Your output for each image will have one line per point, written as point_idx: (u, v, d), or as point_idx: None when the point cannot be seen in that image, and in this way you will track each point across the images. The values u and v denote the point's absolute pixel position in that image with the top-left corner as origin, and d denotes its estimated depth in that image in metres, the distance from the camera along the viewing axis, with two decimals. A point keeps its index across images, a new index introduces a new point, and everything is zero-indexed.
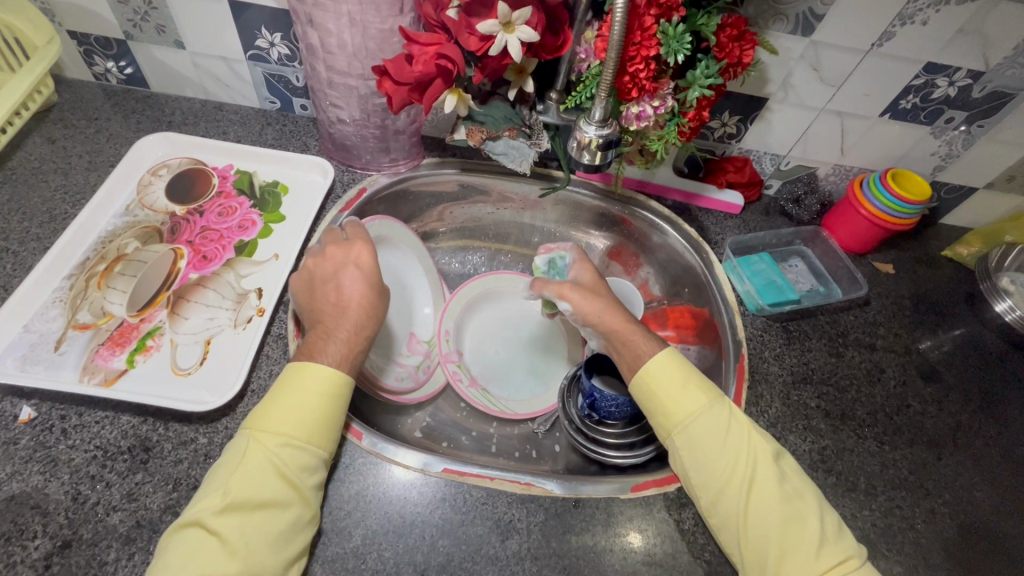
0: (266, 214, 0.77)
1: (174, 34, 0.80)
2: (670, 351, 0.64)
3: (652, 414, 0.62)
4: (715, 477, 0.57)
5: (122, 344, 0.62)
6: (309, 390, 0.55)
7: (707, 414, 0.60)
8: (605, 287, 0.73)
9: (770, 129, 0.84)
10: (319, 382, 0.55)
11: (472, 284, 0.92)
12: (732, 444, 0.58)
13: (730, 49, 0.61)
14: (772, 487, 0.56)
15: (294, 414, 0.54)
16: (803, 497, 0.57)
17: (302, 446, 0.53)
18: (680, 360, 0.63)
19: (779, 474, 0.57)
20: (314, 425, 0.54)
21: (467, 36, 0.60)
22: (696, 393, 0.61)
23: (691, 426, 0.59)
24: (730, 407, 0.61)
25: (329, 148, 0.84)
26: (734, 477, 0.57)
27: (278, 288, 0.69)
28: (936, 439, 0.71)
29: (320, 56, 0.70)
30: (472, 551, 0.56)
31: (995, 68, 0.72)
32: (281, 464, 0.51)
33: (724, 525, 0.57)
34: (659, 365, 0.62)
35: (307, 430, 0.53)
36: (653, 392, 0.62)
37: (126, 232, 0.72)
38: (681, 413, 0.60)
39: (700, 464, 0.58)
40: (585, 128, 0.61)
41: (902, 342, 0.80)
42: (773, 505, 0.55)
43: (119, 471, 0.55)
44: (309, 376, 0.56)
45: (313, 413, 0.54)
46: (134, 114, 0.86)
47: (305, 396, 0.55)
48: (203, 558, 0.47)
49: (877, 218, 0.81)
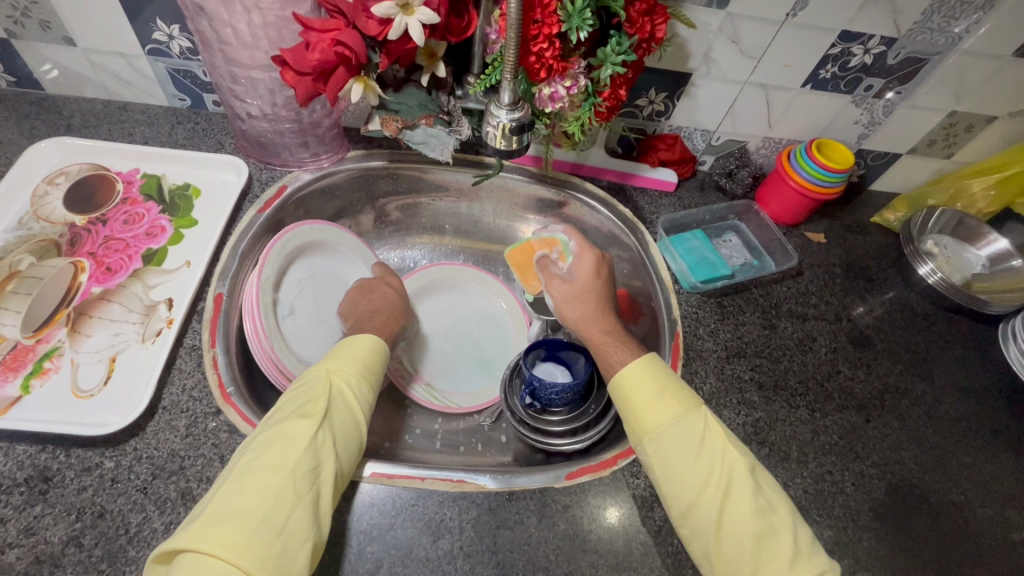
0: (177, 219, 0.72)
1: (61, 29, 0.74)
2: (647, 360, 0.63)
3: (631, 417, 0.60)
4: (687, 488, 0.55)
5: (16, 368, 0.58)
6: (345, 398, 0.57)
7: (682, 422, 0.58)
8: (593, 288, 0.72)
9: (697, 105, 0.83)
10: (356, 391, 0.58)
11: (417, 275, 0.89)
12: (711, 451, 0.56)
13: (641, 24, 0.60)
14: (750, 499, 0.54)
15: (338, 416, 0.55)
16: (783, 510, 0.54)
17: (339, 446, 0.53)
18: (656, 367, 0.62)
19: (758, 486, 0.55)
20: (349, 429, 0.55)
21: (365, 19, 0.57)
22: (678, 395, 0.60)
23: (668, 431, 0.58)
24: (712, 415, 0.59)
25: (245, 145, 0.80)
26: (709, 486, 0.54)
27: (189, 297, 0.65)
28: (865, 403, 0.73)
29: (216, 47, 0.66)
30: (402, 554, 0.54)
31: (907, 34, 0.73)
32: (321, 459, 0.51)
33: (698, 537, 0.54)
34: (635, 373, 0.62)
35: (343, 433, 0.54)
36: (633, 393, 0.61)
37: (18, 247, 0.66)
38: (659, 417, 0.58)
39: (674, 474, 0.56)
40: (496, 113, 0.59)
41: (833, 309, 0.82)
42: (750, 519, 0.53)
43: (15, 504, 0.51)
44: (345, 384, 0.58)
45: (347, 419, 0.55)
46: (27, 119, 0.80)
47: (340, 402, 0.56)
48: (224, 545, 0.43)
49: (806, 188, 0.81)
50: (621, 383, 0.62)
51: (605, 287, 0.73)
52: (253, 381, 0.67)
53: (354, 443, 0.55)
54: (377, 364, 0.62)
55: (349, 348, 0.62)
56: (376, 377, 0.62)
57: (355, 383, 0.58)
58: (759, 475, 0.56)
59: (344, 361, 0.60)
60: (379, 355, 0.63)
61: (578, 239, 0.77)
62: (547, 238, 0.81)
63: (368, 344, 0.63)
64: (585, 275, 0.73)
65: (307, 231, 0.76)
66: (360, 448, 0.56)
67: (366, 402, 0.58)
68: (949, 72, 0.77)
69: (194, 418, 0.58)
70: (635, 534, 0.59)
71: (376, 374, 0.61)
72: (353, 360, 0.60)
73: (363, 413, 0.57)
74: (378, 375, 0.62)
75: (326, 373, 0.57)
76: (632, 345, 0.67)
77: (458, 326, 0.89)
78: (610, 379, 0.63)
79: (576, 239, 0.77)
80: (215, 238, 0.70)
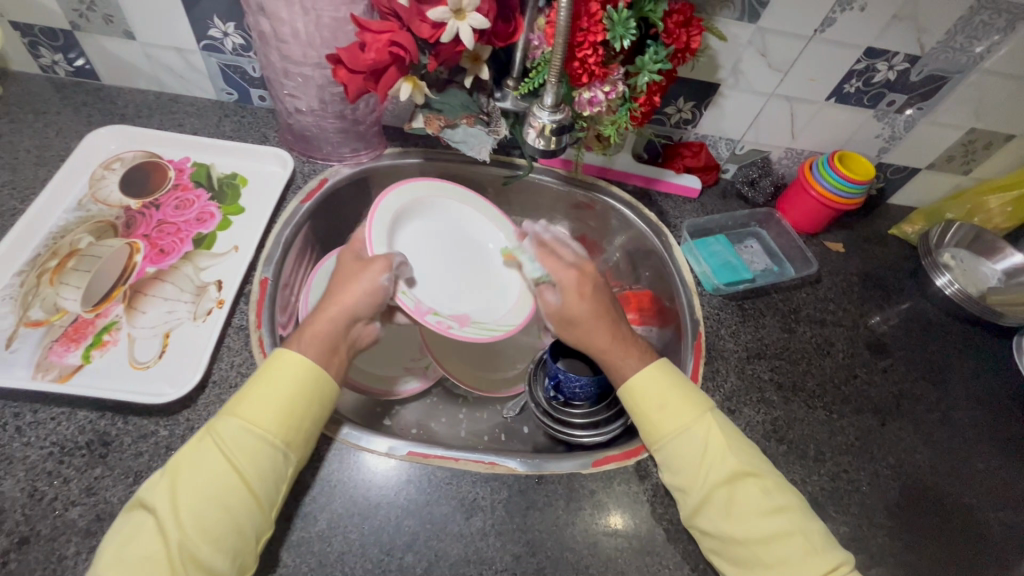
0: (225, 206, 0.76)
1: (123, 24, 0.78)
2: (658, 364, 0.65)
3: (642, 425, 0.63)
4: (694, 493, 0.58)
5: (77, 339, 0.62)
6: (218, 451, 0.51)
7: (694, 424, 0.61)
8: (586, 297, 0.69)
9: (723, 114, 0.86)
10: (232, 441, 0.52)
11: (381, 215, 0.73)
12: (715, 463, 0.59)
13: (678, 35, 0.63)
14: (758, 503, 0.56)
15: (204, 478, 0.49)
16: (793, 513, 0.56)
17: (192, 515, 0.48)
18: (669, 371, 0.65)
19: (765, 492, 0.57)
20: (212, 489, 0.49)
21: (419, 23, 0.60)
22: (681, 406, 0.62)
23: (675, 441, 0.60)
24: (715, 426, 0.61)
25: (289, 139, 0.83)
26: (713, 494, 0.57)
27: (238, 279, 0.69)
28: (881, 407, 0.76)
29: (273, 45, 0.69)
30: (437, 530, 0.57)
31: (930, 52, 0.76)
32: (162, 538, 0.47)
33: (707, 538, 0.57)
34: (649, 375, 0.64)
35: (200, 499, 0.49)
36: (640, 402, 0.63)
37: (78, 227, 0.70)
38: (665, 427, 0.61)
39: (680, 481, 0.59)
40: (539, 114, 0.62)
41: (851, 317, 0.84)
42: (756, 523, 0.55)
43: (77, 466, 0.54)
44: (221, 433, 0.52)
45: (213, 478, 0.50)
46: (84, 108, 0.84)
47: (206, 459, 0.51)
48: None
49: (826, 198, 0.84)
50: (627, 391, 0.64)
51: (595, 294, 0.70)
52: None
53: (220, 509, 0.49)
54: (280, 399, 0.54)
55: (254, 385, 0.56)
56: (291, 417, 0.54)
57: (237, 429, 0.52)
58: (767, 481, 0.58)
59: (241, 402, 0.54)
60: (292, 386, 0.55)
61: (555, 262, 0.73)
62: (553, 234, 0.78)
63: (282, 373, 0.55)
64: (570, 292, 0.70)
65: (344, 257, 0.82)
66: (243, 509, 0.49)
67: (247, 450, 0.51)
68: (970, 90, 0.80)
69: None
70: (658, 519, 0.61)
71: (278, 411, 0.54)
72: (250, 399, 0.54)
73: (239, 465, 0.50)
74: (283, 412, 0.54)
75: (218, 423, 0.53)
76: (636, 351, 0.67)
77: (449, 254, 0.82)
78: (618, 384, 0.66)
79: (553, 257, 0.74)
80: (262, 227, 0.74)
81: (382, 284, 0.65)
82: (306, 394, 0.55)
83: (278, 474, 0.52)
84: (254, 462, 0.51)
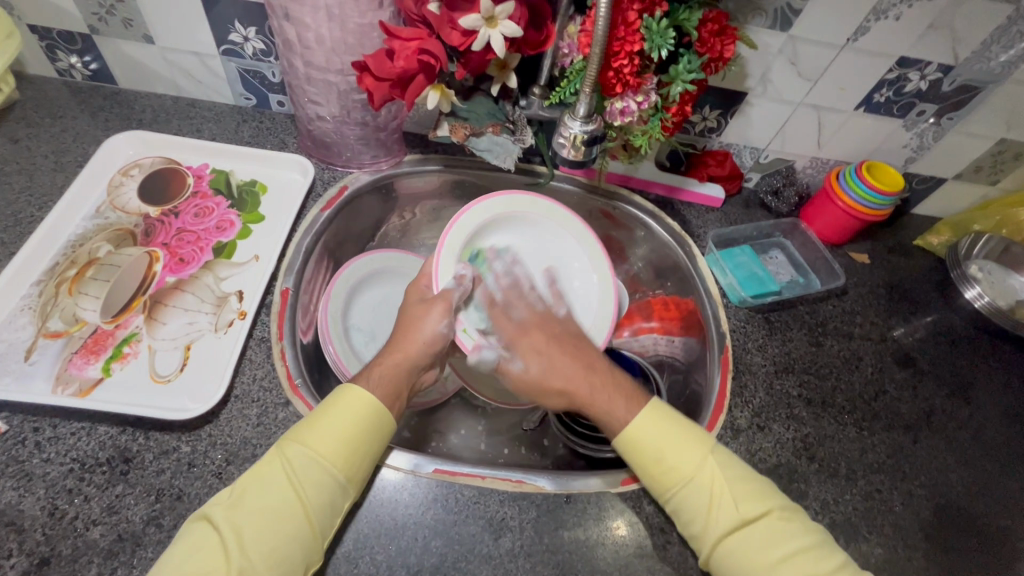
0: (244, 214, 0.75)
1: (142, 28, 0.76)
2: (649, 411, 0.60)
3: (643, 476, 0.59)
4: (704, 542, 0.56)
5: (97, 351, 0.60)
6: (283, 476, 0.50)
7: (700, 472, 0.57)
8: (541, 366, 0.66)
9: (749, 123, 0.84)
10: (298, 468, 0.51)
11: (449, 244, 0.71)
12: (720, 514, 0.55)
13: (712, 44, 0.62)
14: (770, 550, 0.54)
15: (266, 500, 0.49)
16: (811, 556, 0.54)
17: (254, 540, 0.47)
18: (665, 414, 0.60)
19: (777, 538, 0.54)
20: (273, 513, 0.49)
21: (449, 31, 0.59)
22: (683, 454, 0.58)
23: (679, 494, 0.56)
24: (720, 473, 0.57)
25: (309, 145, 0.82)
26: (721, 545, 0.55)
27: (260, 290, 0.67)
28: (912, 423, 0.74)
29: (296, 51, 0.68)
30: (465, 550, 0.56)
31: (963, 62, 0.74)
32: (222, 560, 0.46)
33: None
34: (646, 425, 0.59)
35: (263, 524, 0.48)
36: (638, 453, 0.59)
37: (96, 235, 0.69)
38: (668, 479, 0.57)
39: (688, 530, 0.57)
40: (570, 124, 0.61)
41: (878, 330, 0.83)
42: (771, 572, 0.53)
43: (97, 483, 0.53)
44: (289, 459, 0.51)
45: (277, 505, 0.49)
46: (102, 112, 0.82)
47: (272, 483, 0.50)
48: None
49: (853, 209, 0.82)
50: (624, 443, 0.60)
51: (552, 347, 0.67)
52: (312, 373, 0.69)
53: (278, 533, 0.48)
54: (346, 430, 0.53)
55: (320, 412, 0.55)
56: (354, 443, 0.53)
57: (302, 457, 0.51)
58: (782, 524, 0.55)
59: (308, 428, 0.53)
60: (352, 412, 0.54)
61: (509, 321, 0.71)
62: (513, 274, 0.76)
63: (348, 406, 0.54)
64: (529, 356, 0.67)
65: (366, 266, 0.81)
66: (299, 538, 0.49)
67: (308, 476, 0.51)
68: (1003, 100, 0.78)
69: (265, 408, 0.60)
70: (689, 540, 0.60)
71: (342, 443, 0.53)
72: (316, 427, 0.53)
73: (302, 495, 0.50)
74: (347, 445, 0.53)
75: (281, 443, 0.53)
76: (613, 389, 0.63)
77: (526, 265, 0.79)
78: (614, 437, 0.61)
79: (513, 318, 0.71)
80: (282, 235, 0.73)
81: (443, 332, 0.66)
82: (369, 429, 0.54)
83: (334, 507, 0.52)
84: (316, 488, 0.50)
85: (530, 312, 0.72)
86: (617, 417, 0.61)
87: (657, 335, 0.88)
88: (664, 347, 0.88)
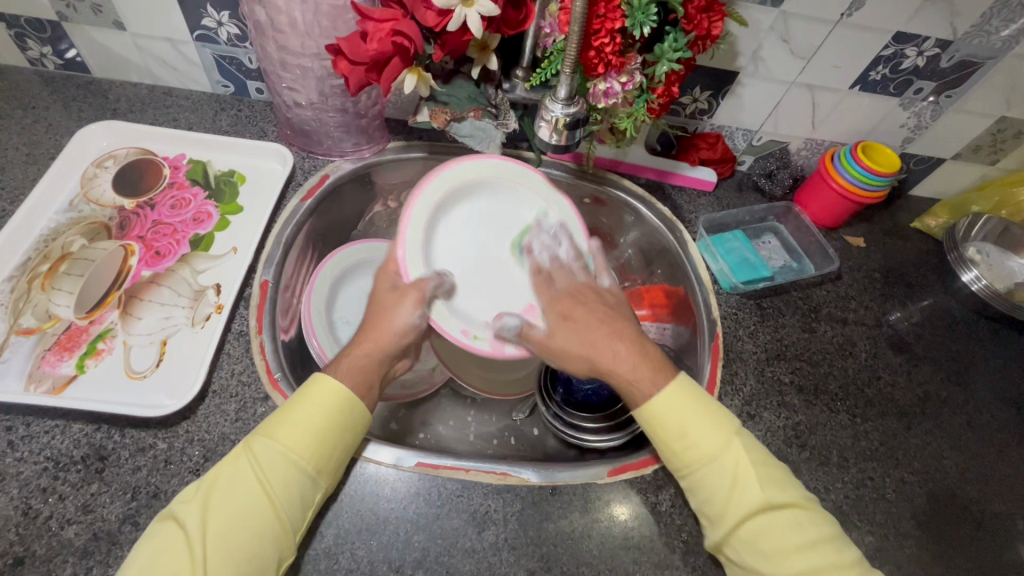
0: (222, 205, 0.73)
1: (112, 14, 0.74)
2: (678, 383, 0.58)
3: (664, 451, 0.58)
4: (721, 523, 0.54)
5: (71, 348, 0.59)
6: (250, 470, 0.50)
7: (724, 456, 0.56)
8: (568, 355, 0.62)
9: (741, 104, 0.82)
10: (265, 463, 0.50)
11: (411, 221, 0.67)
12: (745, 493, 0.54)
13: (699, 21, 0.59)
14: (790, 537, 0.53)
15: (231, 495, 0.49)
16: (827, 547, 0.53)
17: (220, 536, 0.47)
18: (690, 392, 0.58)
19: (797, 525, 0.53)
20: (240, 505, 0.48)
21: (424, 11, 0.56)
22: (707, 434, 0.56)
23: (699, 472, 0.56)
24: (745, 456, 0.56)
25: (289, 133, 0.80)
26: (740, 527, 0.54)
27: (237, 283, 0.66)
28: (905, 409, 0.73)
29: (269, 35, 0.65)
30: (448, 544, 0.55)
31: (963, 37, 0.72)
32: (187, 557, 0.46)
33: (733, 564, 0.55)
34: (671, 403, 0.57)
35: (228, 522, 0.47)
36: (662, 429, 0.57)
37: (70, 229, 0.67)
38: (689, 458, 0.56)
39: (707, 511, 0.56)
40: (551, 107, 0.58)
41: (873, 315, 0.81)
42: (789, 557, 0.52)
43: (72, 482, 0.53)
44: (257, 452, 0.51)
45: (244, 501, 0.48)
46: (75, 102, 0.80)
47: (238, 477, 0.49)
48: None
49: (847, 191, 0.80)
50: (645, 417, 0.58)
51: (584, 316, 0.62)
52: (295, 368, 0.68)
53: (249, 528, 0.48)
54: (321, 421, 0.52)
55: (291, 404, 0.54)
56: (319, 439, 0.52)
57: (271, 451, 0.51)
58: (803, 512, 0.54)
59: (276, 422, 0.52)
60: (320, 410, 0.53)
61: (547, 288, 0.68)
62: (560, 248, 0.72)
63: (317, 398, 0.53)
64: (555, 323, 0.64)
65: (349, 257, 0.79)
66: (270, 533, 0.48)
67: (276, 470, 0.50)
68: (1003, 76, 0.75)
69: (243, 403, 0.59)
70: (677, 532, 0.59)
71: (313, 435, 0.52)
72: (286, 420, 0.52)
73: (270, 488, 0.49)
74: (318, 438, 0.52)
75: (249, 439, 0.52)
76: (634, 349, 0.60)
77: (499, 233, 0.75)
78: (635, 408, 0.59)
79: (549, 286, 0.69)
80: (261, 224, 0.71)
81: (415, 323, 0.62)
82: (338, 420, 0.53)
83: (306, 500, 0.51)
84: (284, 481, 0.50)
85: (566, 282, 0.68)
86: (641, 389, 0.58)
87: (648, 323, 0.85)
88: (656, 335, 0.84)
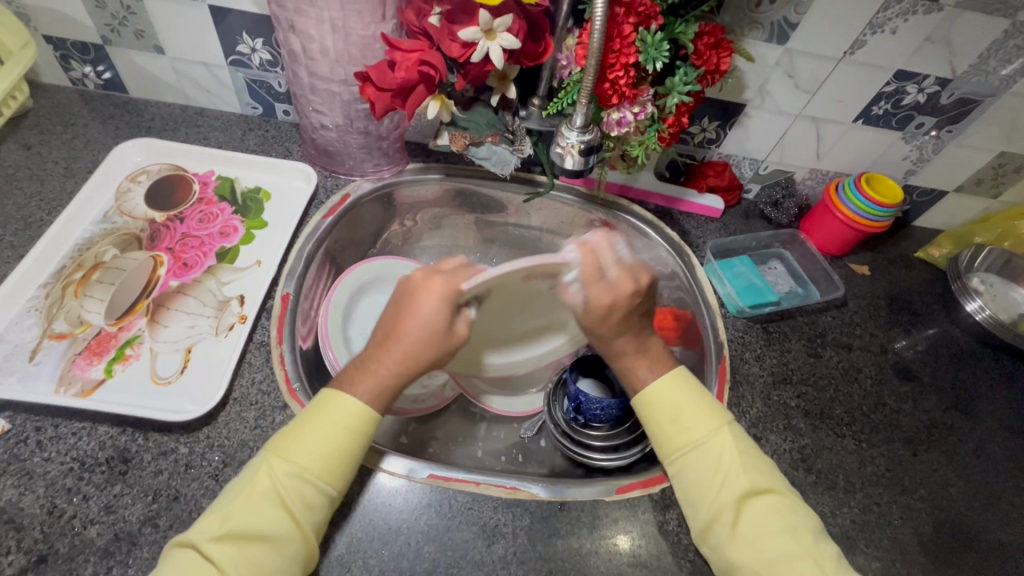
0: (248, 220, 0.76)
1: (154, 39, 0.78)
2: (676, 372, 0.64)
3: (656, 437, 0.61)
4: (700, 510, 0.57)
5: (100, 353, 0.62)
6: (272, 490, 0.51)
7: (712, 442, 0.59)
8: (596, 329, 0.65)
9: (748, 134, 0.85)
10: (286, 480, 0.51)
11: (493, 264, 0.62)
12: (727, 479, 0.57)
13: (708, 57, 0.63)
14: (768, 520, 0.55)
15: (253, 521, 0.49)
16: (806, 536, 0.54)
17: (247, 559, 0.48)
18: (685, 380, 0.63)
19: (776, 509, 0.56)
20: (259, 529, 0.49)
21: (449, 43, 0.60)
22: (697, 420, 0.60)
23: (686, 457, 0.59)
24: (729, 444, 0.59)
25: (312, 154, 0.83)
26: (721, 510, 0.56)
27: (260, 295, 0.69)
28: (912, 436, 0.73)
29: (301, 62, 0.70)
30: (458, 556, 0.56)
31: (961, 75, 0.75)
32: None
33: (715, 552, 0.56)
34: (666, 388, 0.62)
35: (254, 543, 0.49)
36: (655, 412, 0.61)
37: (103, 240, 0.71)
38: (680, 441, 0.60)
39: (690, 493, 0.58)
40: (567, 134, 0.61)
41: (878, 342, 0.82)
42: (766, 542, 0.54)
43: (96, 483, 0.54)
44: (274, 472, 0.52)
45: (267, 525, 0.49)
46: (112, 120, 0.84)
47: (258, 500, 0.51)
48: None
49: (852, 220, 0.82)
50: (641, 401, 0.62)
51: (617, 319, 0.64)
52: (314, 378, 0.70)
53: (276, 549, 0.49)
54: (334, 438, 0.53)
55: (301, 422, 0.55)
56: (340, 457, 0.53)
57: (289, 474, 0.51)
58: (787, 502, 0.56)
59: (289, 440, 0.53)
60: (333, 429, 0.53)
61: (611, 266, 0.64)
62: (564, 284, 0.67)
63: (332, 413, 0.54)
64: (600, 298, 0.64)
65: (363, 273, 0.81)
66: (295, 550, 0.50)
67: (296, 489, 0.51)
68: (1002, 114, 0.78)
69: (263, 411, 0.61)
70: (685, 551, 0.59)
71: (328, 452, 0.53)
72: (301, 440, 0.53)
73: (291, 505, 0.51)
74: (331, 456, 0.53)
75: (269, 455, 0.53)
76: (642, 351, 0.65)
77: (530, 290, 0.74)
78: (636, 394, 0.63)
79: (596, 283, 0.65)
80: (286, 239, 0.74)
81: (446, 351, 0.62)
82: (354, 433, 0.54)
83: (323, 517, 0.53)
84: (307, 501, 0.51)
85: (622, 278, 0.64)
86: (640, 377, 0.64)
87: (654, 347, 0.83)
88: None
